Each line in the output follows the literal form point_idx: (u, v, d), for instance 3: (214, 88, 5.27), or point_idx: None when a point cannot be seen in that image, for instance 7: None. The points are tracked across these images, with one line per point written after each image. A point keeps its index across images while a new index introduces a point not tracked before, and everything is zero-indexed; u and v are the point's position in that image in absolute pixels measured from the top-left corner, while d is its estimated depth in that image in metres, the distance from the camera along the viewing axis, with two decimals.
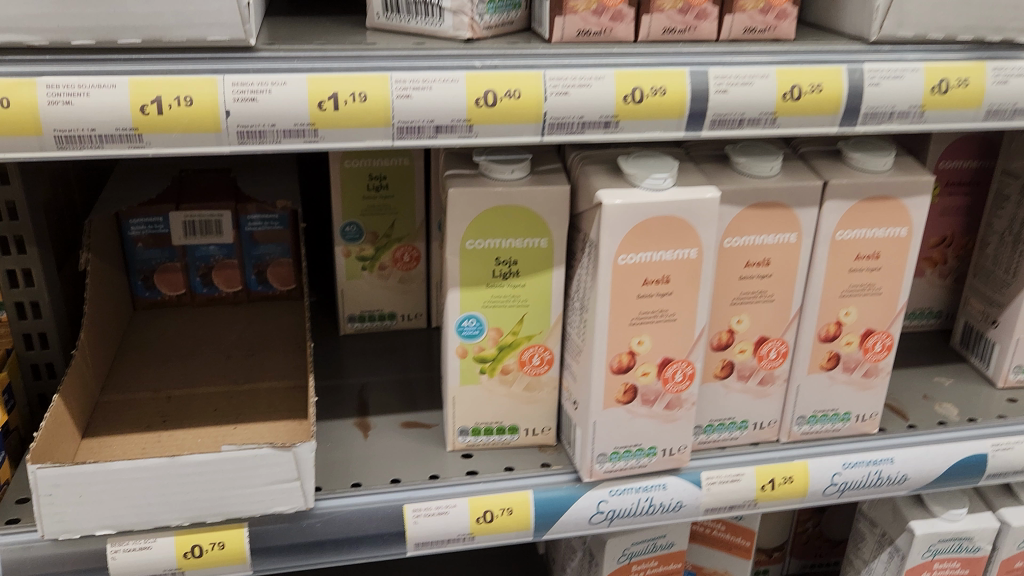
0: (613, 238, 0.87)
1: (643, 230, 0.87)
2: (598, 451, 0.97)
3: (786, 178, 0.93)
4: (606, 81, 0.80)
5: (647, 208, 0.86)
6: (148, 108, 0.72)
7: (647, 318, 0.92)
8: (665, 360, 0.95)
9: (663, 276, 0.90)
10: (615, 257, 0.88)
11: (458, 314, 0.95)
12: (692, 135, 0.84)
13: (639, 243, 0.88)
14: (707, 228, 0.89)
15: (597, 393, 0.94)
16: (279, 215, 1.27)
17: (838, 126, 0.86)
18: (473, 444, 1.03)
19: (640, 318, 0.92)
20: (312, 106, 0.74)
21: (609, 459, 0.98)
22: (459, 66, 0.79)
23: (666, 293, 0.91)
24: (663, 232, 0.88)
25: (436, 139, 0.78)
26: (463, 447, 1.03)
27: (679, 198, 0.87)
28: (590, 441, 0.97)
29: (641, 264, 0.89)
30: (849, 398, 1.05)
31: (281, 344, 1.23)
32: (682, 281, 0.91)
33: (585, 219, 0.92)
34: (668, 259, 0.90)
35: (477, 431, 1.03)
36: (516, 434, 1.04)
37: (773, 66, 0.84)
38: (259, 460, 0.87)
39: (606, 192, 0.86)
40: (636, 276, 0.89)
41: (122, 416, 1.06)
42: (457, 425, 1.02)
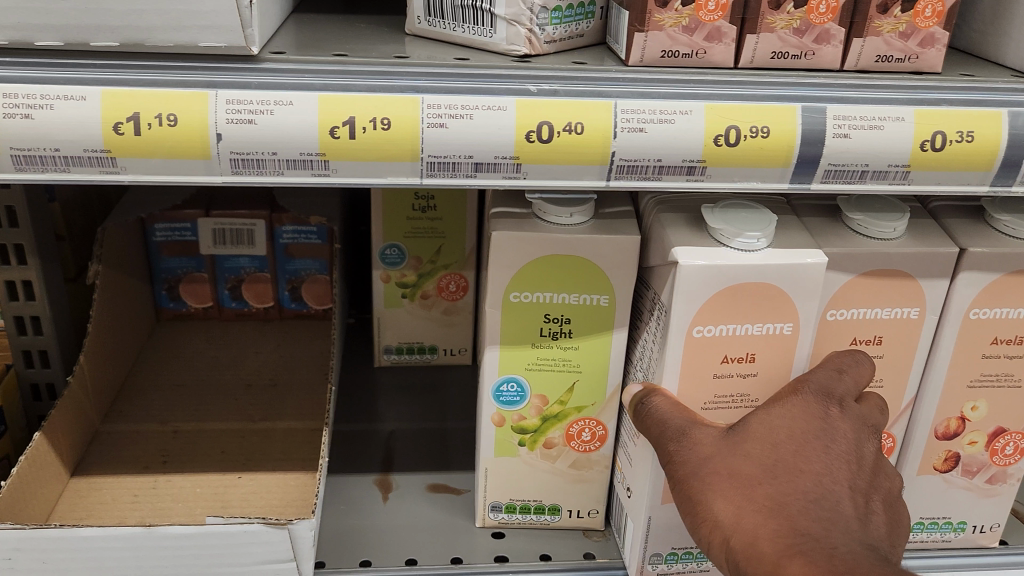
0: (687, 306, 0.70)
1: (726, 298, 0.71)
2: (651, 550, 0.81)
3: (913, 242, 0.75)
4: (694, 116, 0.63)
5: (733, 274, 0.70)
6: (124, 127, 0.58)
7: (725, 402, 0.75)
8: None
9: (747, 354, 0.74)
10: (689, 328, 0.71)
11: (496, 377, 0.81)
12: (798, 187, 0.67)
13: (719, 313, 0.71)
14: (807, 299, 0.72)
15: (656, 487, 0.78)
16: (316, 228, 1.14)
17: (990, 184, 0.67)
18: (506, 522, 0.89)
19: (715, 401, 0.75)
20: (322, 132, 0.60)
21: (664, 560, 0.82)
22: (509, 90, 0.63)
23: (749, 375, 0.75)
24: (750, 302, 0.71)
25: (474, 179, 0.63)
26: (494, 524, 0.89)
27: (775, 262, 0.70)
28: (642, 540, 0.81)
29: (720, 337, 0.72)
30: (967, 505, 0.87)
31: (306, 377, 1.12)
32: (770, 361, 0.74)
33: (656, 275, 0.75)
34: (754, 334, 0.73)
35: (511, 508, 0.88)
36: (558, 515, 0.89)
37: (911, 106, 0.66)
38: (249, 537, 0.74)
39: (684, 248, 0.70)
40: (713, 352, 0.73)
41: (120, 454, 0.95)
42: (488, 500, 0.88)
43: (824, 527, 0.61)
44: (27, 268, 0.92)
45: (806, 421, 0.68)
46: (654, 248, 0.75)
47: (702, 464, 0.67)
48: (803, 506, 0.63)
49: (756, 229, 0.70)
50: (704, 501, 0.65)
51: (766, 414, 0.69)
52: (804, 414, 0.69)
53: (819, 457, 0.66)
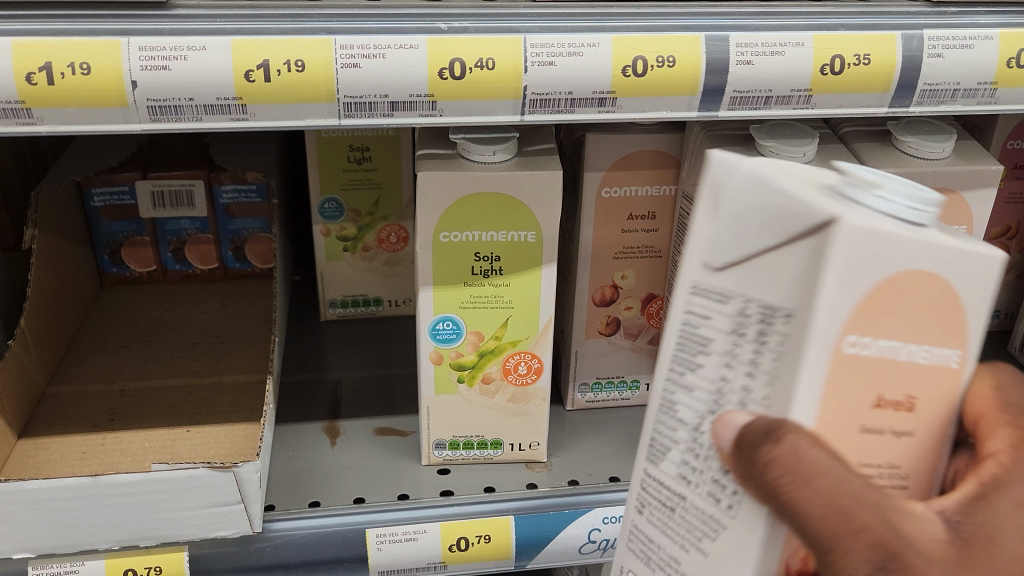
0: (828, 322, 0.46)
1: (897, 292, 0.48)
2: None
3: (822, 166, 0.78)
4: (601, 48, 0.65)
5: (899, 257, 0.47)
6: (36, 77, 0.59)
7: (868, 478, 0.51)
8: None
9: (908, 394, 0.50)
10: (840, 335, 0.47)
11: (432, 316, 0.83)
12: (706, 115, 0.69)
13: (896, 312, 0.48)
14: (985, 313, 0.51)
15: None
16: (255, 186, 1.15)
17: (888, 106, 0.71)
18: (451, 459, 0.92)
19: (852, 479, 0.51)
20: (237, 76, 0.61)
21: None
22: (419, 29, 0.64)
23: (902, 433, 0.51)
24: (925, 312, 0.49)
25: (391, 117, 0.65)
26: (439, 461, 0.92)
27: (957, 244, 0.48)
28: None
29: (875, 359, 0.48)
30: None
31: (252, 333, 1.14)
32: (929, 449, 0.52)
33: (744, 273, 0.49)
34: (920, 367, 0.50)
35: (455, 445, 0.91)
36: (501, 449, 0.92)
37: (809, 32, 0.68)
38: (195, 481, 0.76)
39: (814, 203, 0.46)
40: (869, 385, 0.49)
41: (67, 415, 0.96)
42: (432, 438, 0.91)
43: None
44: None
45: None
46: (748, 212, 0.48)
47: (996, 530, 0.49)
48: None
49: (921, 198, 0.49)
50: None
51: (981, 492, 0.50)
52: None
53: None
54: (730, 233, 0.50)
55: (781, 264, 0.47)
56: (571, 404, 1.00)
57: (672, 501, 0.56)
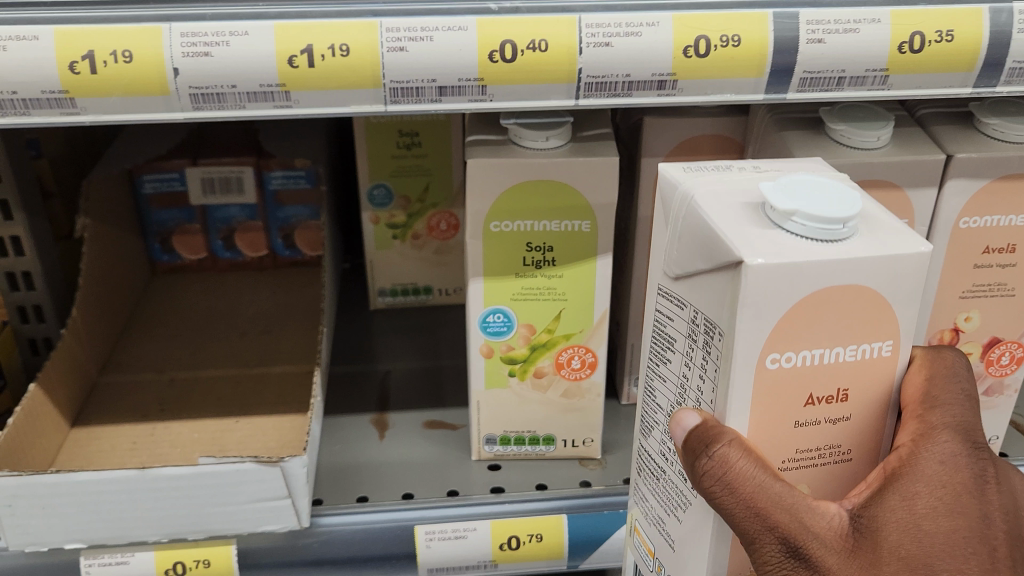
0: (749, 348, 0.49)
1: (817, 307, 0.49)
2: None
3: (897, 151, 0.73)
4: (661, 28, 0.61)
5: (811, 275, 0.48)
6: (79, 66, 0.58)
7: (806, 459, 0.54)
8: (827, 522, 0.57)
9: (839, 387, 0.52)
10: (760, 360, 0.50)
11: (482, 308, 0.80)
12: (773, 98, 0.65)
13: (832, 324, 0.50)
14: (913, 306, 0.51)
15: (717, 570, 0.57)
16: (305, 172, 1.13)
17: (972, 87, 0.66)
18: (502, 455, 0.90)
19: (794, 459, 0.54)
20: (281, 62, 0.59)
21: None
22: (469, 9, 0.61)
23: (838, 420, 0.53)
24: (853, 318, 0.50)
25: (440, 103, 0.62)
26: (490, 457, 0.90)
27: (875, 251, 0.48)
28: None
29: (797, 372, 0.51)
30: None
31: (301, 322, 1.13)
32: (867, 429, 0.55)
33: (696, 287, 0.53)
34: (846, 362, 0.52)
35: (506, 441, 0.89)
36: (553, 446, 0.89)
37: (886, 7, 0.63)
38: (241, 475, 0.75)
39: (739, 239, 0.48)
40: (793, 393, 0.51)
41: (119, 404, 0.96)
42: (483, 433, 0.88)
43: None
44: (14, 224, 0.93)
45: (954, 481, 0.53)
46: (694, 240, 0.52)
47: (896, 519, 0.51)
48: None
49: (840, 210, 0.48)
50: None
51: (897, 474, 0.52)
52: (950, 485, 0.53)
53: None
54: (689, 254, 0.53)
55: (716, 284, 0.50)
56: (628, 398, 0.97)
57: (658, 470, 0.62)
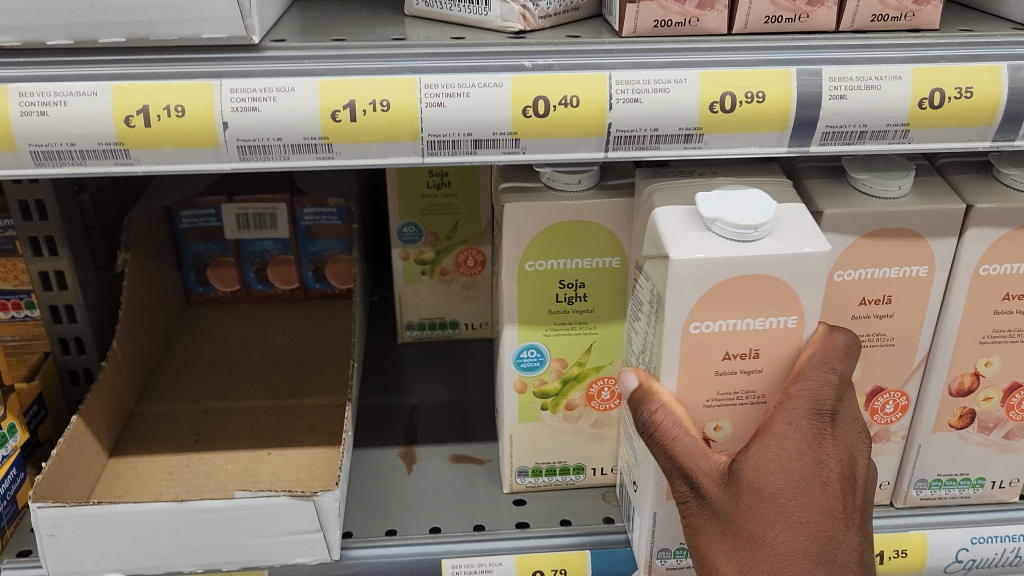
0: (676, 316, 0.66)
1: (727, 291, 0.65)
2: (658, 546, 0.79)
3: (918, 200, 0.75)
4: (689, 84, 0.64)
5: (724, 267, 0.64)
6: (135, 119, 0.61)
7: (726, 400, 0.71)
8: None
9: (751, 348, 0.69)
10: (686, 325, 0.67)
11: (516, 345, 0.83)
12: (797, 151, 0.67)
13: (740, 302, 0.66)
14: (814, 292, 0.66)
15: (661, 486, 0.76)
16: (336, 209, 1.16)
17: (991, 141, 0.67)
18: (533, 487, 0.92)
19: (718, 399, 0.71)
20: (324, 117, 0.62)
21: (673, 555, 0.80)
22: (504, 66, 0.64)
23: (753, 372, 0.70)
24: (758, 295, 0.66)
25: (474, 156, 0.64)
26: (519, 489, 0.92)
27: (777, 249, 0.64)
28: (648, 535, 0.79)
29: (720, 333, 0.67)
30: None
31: (331, 354, 1.16)
32: (774, 378, 0.70)
33: (653, 268, 0.69)
34: (757, 328, 0.68)
35: (538, 472, 0.91)
36: (581, 475, 0.92)
37: (907, 65, 0.66)
38: (276, 508, 0.77)
39: (675, 241, 0.65)
40: (713, 349, 0.68)
41: (155, 433, 0.99)
42: (514, 466, 0.91)
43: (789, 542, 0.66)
44: (59, 259, 0.96)
45: (798, 438, 0.67)
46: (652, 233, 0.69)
47: (751, 462, 0.67)
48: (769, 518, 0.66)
49: (753, 219, 0.64)
50: (750, 510, 0.66)
51: (765, 434, 0.68)
52: (798, 441, 0.67)
53: (811, 507, 0.67)
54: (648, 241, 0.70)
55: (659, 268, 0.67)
56: None
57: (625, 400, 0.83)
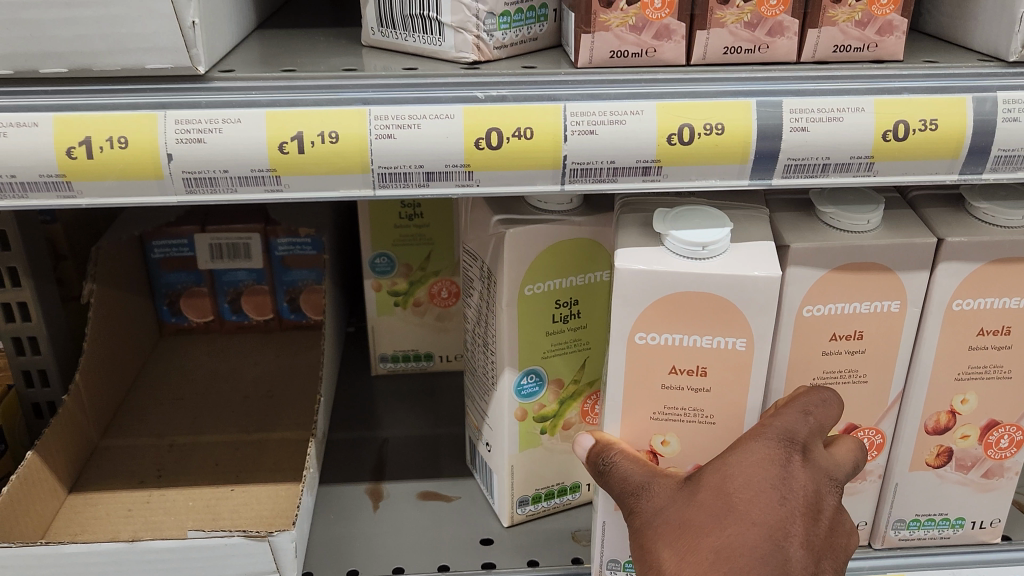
0: (620, 327, 0.69)
1: (672, 305, 0.68)
2: (608, 557, 0.79)
3: (888, 233, 0.73)
4: (645, 116, 0.62)
5: (669, 282, 0.67)
6: (77, 151, 0.59)
7: (675, 415, 0.72)
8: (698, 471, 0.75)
9: (698, 364, 0.70)
10: (631, 334, 0.69)
11: (516, 372, 0.81)
12: (759, 183, 0.65)
13: (685, 319, 0.68)
14: (760, 312, 0.68)
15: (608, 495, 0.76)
16: (309, 239, 1.15)
17: (958, 173, 0.65)
18: (534, 513, 0.91)
19: (665, 413, 0.73)
20: (271, 149, 0.60)
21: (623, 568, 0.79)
22: (456, 98, 0.63)
23: (700, 389, 0.71)
24: (704, 313, 0.68)
25: (427, 188, 0.63)
26: (522, 519, 0.90)
27: (723, 270, 0.66)
28: (598, 545, 0.79)
29: (666, 348, 0.70)
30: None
31: (305, 385, 1.14)
32: (724, 397, 0.72)
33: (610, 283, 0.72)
34: (703, 345, 0.70)
35: (538, 499, 0.90)
36: (575, 493, 0.92)
37: (870, 96, 0.64)
38: (229, 549, 0.75)
39: (627, 253, 0.68)
40: (659, 362, 0.70)
41: (117, 469, 0.97)
42: (516, 496, 0.88)
43: (735, 541, 0.62)
44: (22, 290, 0.95)
45: (760, 457, 0.66)
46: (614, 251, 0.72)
47: (710, 481, 0.66)
48: (716, 523, 0.64)
49: (700, 237, 0.67)
50: (702, 518, 0.64)
51: (722, 460, 0.68)
52: (765, 461, 0.66)
53: (764, 514, 0.63)
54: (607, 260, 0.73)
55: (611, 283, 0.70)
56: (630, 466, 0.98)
57: None
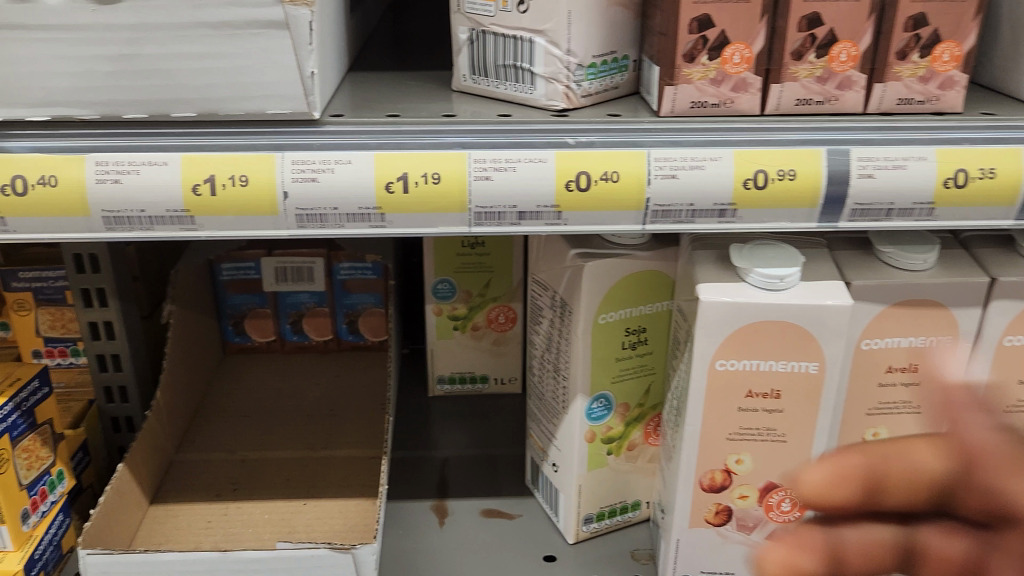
0: (703, 354, 0.74)
1: (753, 333, 0.73)
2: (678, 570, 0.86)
3: (944, 273, 0.77)
4: (723, 162, 0.67)
5: (750, 313, 0.72)
6: (202, 188, 0.65)
7: (749, 435, 0.78)
8: (769, 486, 0.81)
9: (773, 388, 0.76)
10: (712, 362, 0.75)
11: (587, 397, 0.86)
12: (826, 225, 0.70)
13: (764, 347, 0.74)
14: (834, 340, 0.73)
15: (684, 512, 0.83)
16: (372, 264, 1.20)
17: (1014, 219, 0.70)
18: (597, 531, 0.95)
19: (740, 433, 0.78)
20: (379, 189, 0.65)
21: None
22: (548, 143, 0.68)
23: (774, 411, 0.77)
24: (780, 340, 0.74)
25: (519, 226, 0.68)
26: (587, 536, 0.94)
27: (799, 300, 0.72)
28: (671, 561, 0.86)
29: (744, 373, 0.75)
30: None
31: (367, 404, 1.19)
32: (796, 418, 0.77)
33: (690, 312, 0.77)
34: (779, 371, 0.75)
35: (602, 516, 0.94)
36: (637, 510, 0.96)
37: (932, 146, 0.69)
38: (314, 560, 0.79)
39: (708, 286, 0.73)
40: (736, 386, 0.76)
41: (193, 481, 1.02)
42: (582, 514, 0.93)
43: None
44: (108, 310, 1.00)
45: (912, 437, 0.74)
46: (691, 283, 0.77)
47: None
48: None
49: (777, 270, 0.73)
50: None
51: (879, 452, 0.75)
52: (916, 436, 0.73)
53: None
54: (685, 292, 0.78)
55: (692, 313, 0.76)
56: None
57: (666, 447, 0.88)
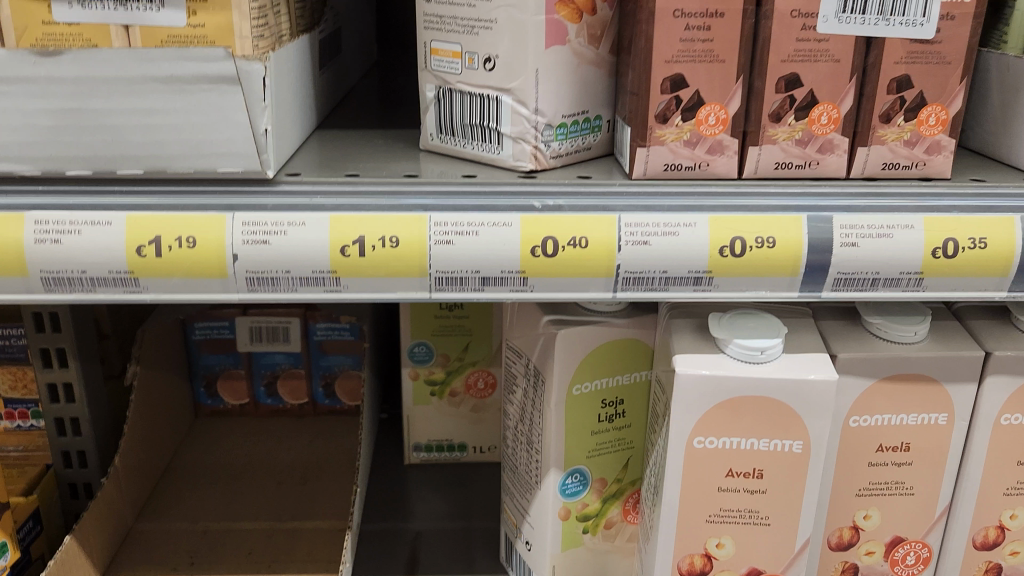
0: (680, 431, 0.70)
1: (732, 409, 0.69)
2: None
3: (935, 346, 0.73)
4: (698, 228, 0.64)
5: (729, 387, 0.68)
6: (146, 250, 0.61)
7: (730, 517, 0.73)
8: (753, 572, 0.75)
9: (755, 467, 0.71)
10: (689, 439, 0.70)
11: (559, 472, 0.81)
12: (809, 296, 0.66)
13: (744, 423, 0.70)
14: (818, 419, 0.69)
15: None
16: (349, 325, 1.16)
17: (1007, 291, 0.66)
18: None
19: (720, 515, 0.73)
20: (333, 251, 0.62)
21: None
22: (514, 206, 0.65)
23: (755, 492, 0.72)
24: (761, 416, 0.69)
25: (482, 293, 0.64)
26: None
27: (780, 373, 0.68)
28: None
29: (723, 451, 0.71)
30: None
31: (339, 471, 1.14)
32: (780, 500, 0.72)
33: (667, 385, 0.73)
34: (760, 449, 0.71)
35: None
36: None
37: (918, 214, 0.65)
38: None
39: (684, 358, 0.69)
40: (715, 465, 0.71)
41: (151, 553, 0.97)
42: None
43: None
44: (68, 372, 0.96)
45: None
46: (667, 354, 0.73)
47: None
48: None
49: (756, 342, 0.69)
50: None
51: None
52: None
53: None
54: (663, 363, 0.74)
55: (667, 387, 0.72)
56: None
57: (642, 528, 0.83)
